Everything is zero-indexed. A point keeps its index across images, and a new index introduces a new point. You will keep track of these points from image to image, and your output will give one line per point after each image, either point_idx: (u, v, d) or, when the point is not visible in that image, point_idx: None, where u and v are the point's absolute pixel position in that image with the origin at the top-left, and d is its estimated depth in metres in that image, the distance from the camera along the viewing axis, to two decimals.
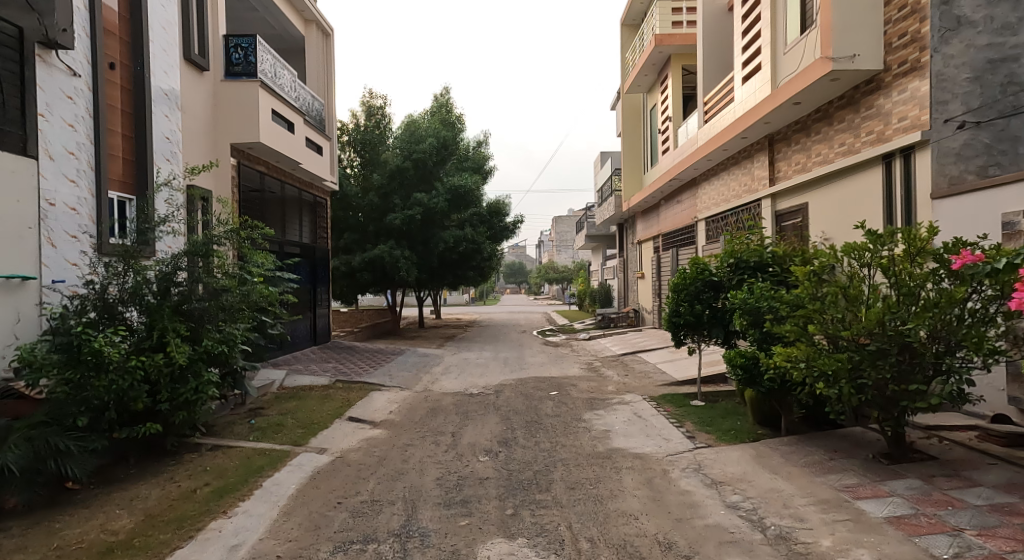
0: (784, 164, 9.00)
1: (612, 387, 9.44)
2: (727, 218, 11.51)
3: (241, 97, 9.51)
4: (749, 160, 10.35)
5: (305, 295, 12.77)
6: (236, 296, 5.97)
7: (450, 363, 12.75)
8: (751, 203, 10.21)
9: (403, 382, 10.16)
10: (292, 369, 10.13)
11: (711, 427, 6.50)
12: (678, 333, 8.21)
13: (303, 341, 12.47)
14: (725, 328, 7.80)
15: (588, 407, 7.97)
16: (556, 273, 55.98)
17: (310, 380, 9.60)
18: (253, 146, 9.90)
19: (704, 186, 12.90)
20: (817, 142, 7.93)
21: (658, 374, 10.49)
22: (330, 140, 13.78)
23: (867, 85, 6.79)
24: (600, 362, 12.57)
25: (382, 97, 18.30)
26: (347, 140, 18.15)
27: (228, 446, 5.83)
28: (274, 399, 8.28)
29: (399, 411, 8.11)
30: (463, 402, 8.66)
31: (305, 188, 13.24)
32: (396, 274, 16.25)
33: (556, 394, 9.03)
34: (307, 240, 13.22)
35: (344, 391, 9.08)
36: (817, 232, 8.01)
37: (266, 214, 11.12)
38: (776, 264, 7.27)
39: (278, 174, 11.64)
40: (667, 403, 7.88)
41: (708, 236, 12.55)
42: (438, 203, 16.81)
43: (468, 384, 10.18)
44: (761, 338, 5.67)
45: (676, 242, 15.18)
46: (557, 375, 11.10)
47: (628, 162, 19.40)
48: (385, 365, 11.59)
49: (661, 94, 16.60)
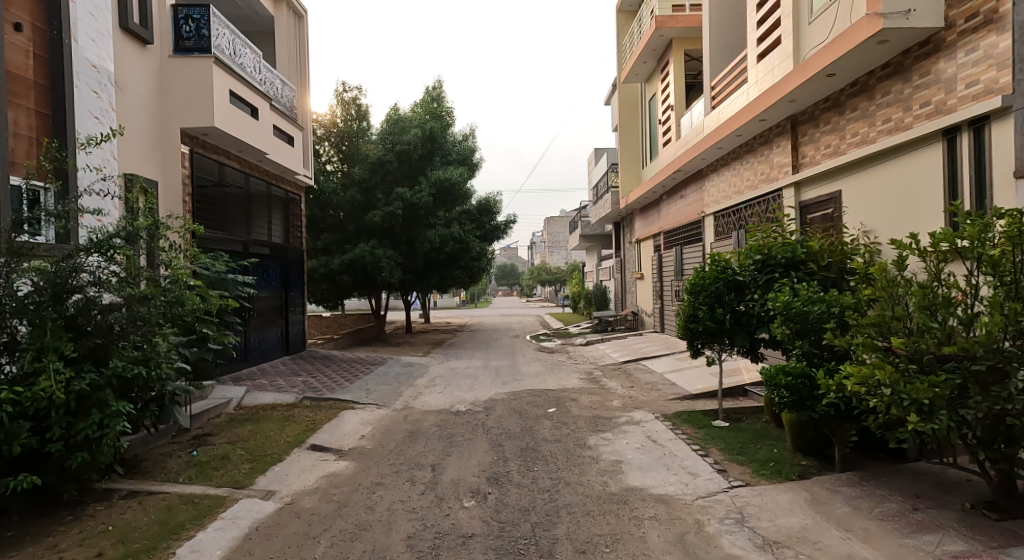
0: (811, 148, 7.97)
1: (618, 403, 8.31)
2: (739, 212, 10.48)
3: (193, 76, 8.32)
4: (766, 147, 9.31)
5: (274, 301, 11.63)
6: (160, 306, 4.80)
7: (436, 374, 11.59)
8: (770, 194, 9.15)
9: (381, 398, 9.00)
10: (254, 385, 8.91)
11: (744, 457, 5.39)
12: (695, 341, 7.13)
13: (272, 351, 11.32)
14: (752, 334, 6.74)
15: (593, 429, 6.83)
16: (549, 274, 54.80)
17: (273, 397, 8.40)
18: (208, 132, 8.72)
19: (712, 178, 11.85)
20: (854, 120, 6.92)
21: (667, 386, 9.39)
22: (303, 129, 12.60)
23: (922, 47, 5.73)
24: (600, 371, 11.45)
25: (358, 88, 17.01)
26: (324, 135, 16.93)
27: (148, 494, 4.65)
28: (225, 423, 7.08)
29: (372, 436, 6.93)
30: (448, 423, 7.54)
31: (275, 182, 12.04)
32: (379, 275, 15.08)
33: (554, 412, 7.90)
34: (278, 240, 12.03)
35: (312, 411, 7.88)
36: (854, 223, 6.98)
37: (228, 211, 9.94)
38: (811, 262, 6.25)
39: (241, 165, 10.44)
40: (686, 423, 6.78)
41: (717, 232, 11.52)
42: (422, 200, 15.65)
43: (455, 399, 9.04)
44: (813, 352, 4.60)
45: (679, 240, 14.14)
46: (554, 387, 9.98)
47: (625, 157, 18.35)
48: (362, 378, 10.42)
49: (661, 83, 15.61)
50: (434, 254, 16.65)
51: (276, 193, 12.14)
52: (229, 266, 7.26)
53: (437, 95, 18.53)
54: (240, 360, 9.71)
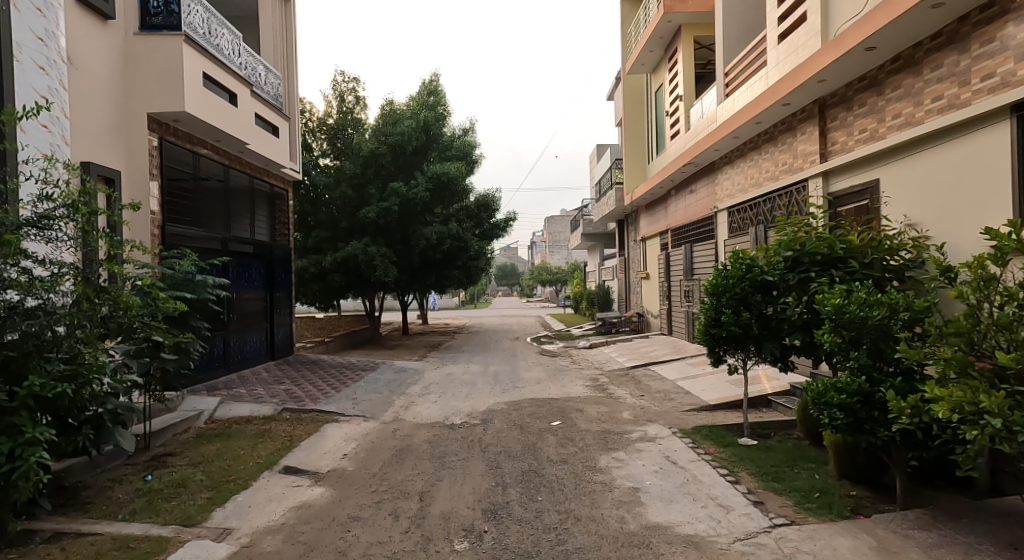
0: (842, 133, 7.22)
1: (629, 414, 7.56)
2: (756, 206, 9.72)
3: (161, 55, 7.57)
4: (788, 135, 8.56)
5: (257, 303, 10.90)
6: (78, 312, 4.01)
7: (431, 380, 10.82)
8: (794, 185, 8.40)
9: (369, 409, 8.25)
10: (230, 395, 8.15)
11: (783, 485, 4.63)
12: (716, 347, 6.38)
13: (254, 357, 10.60)
14: (782, 340, 6.00)
15: (603, 447, 6.07)
16: (550, 274, 53.99)
17: (250, 409, 7.66)
18: (179, 118, 7.95)
19: (726, 170, 11.09)
20: (896, 99, 6.17)
21: (680, 394, 8.64)
22: (289, 119, 11.82)
23: (984, 11, 4.99)
24: (607, 377, 10.67)
25: (356, 80, 16.37)
26: (316, 128, 16.11)
27: (77, 535, 3.89)
28: (191, 440, 6.34)
29: (355, 455, 6.18)
30: (441, 438, 6.79)
31: (259, 175, 11.28)
32: (372, 274, 14.33)
33: (559, 426, 7.13)
34: (262, 238, 11.29)
35: (291, 426, 7.13)
36: (895, 215, 6.22)
37: (205, 206, 9.23)
38: (852, 260, 5.55)
39: (220, 156, 9.69)
40: (710, 441, 6.01)
41: (731, 228, 10.78)
42: (417, 195, 14.91)
43: (450, 410, 8.28)
44: (872, 364, 3.84)
45: (688, 237, 13.40)
46: (557, 395, 9.21)
47: (629, 151, 17.61)
48: (350, 385, 9.66)
49: (669, 72, 14.85)
50: (431, 252, 15.93)
51: (260, 188, 11.38)
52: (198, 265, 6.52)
53: (434, 88, 17.72)
54: (217, 366, 9.06)
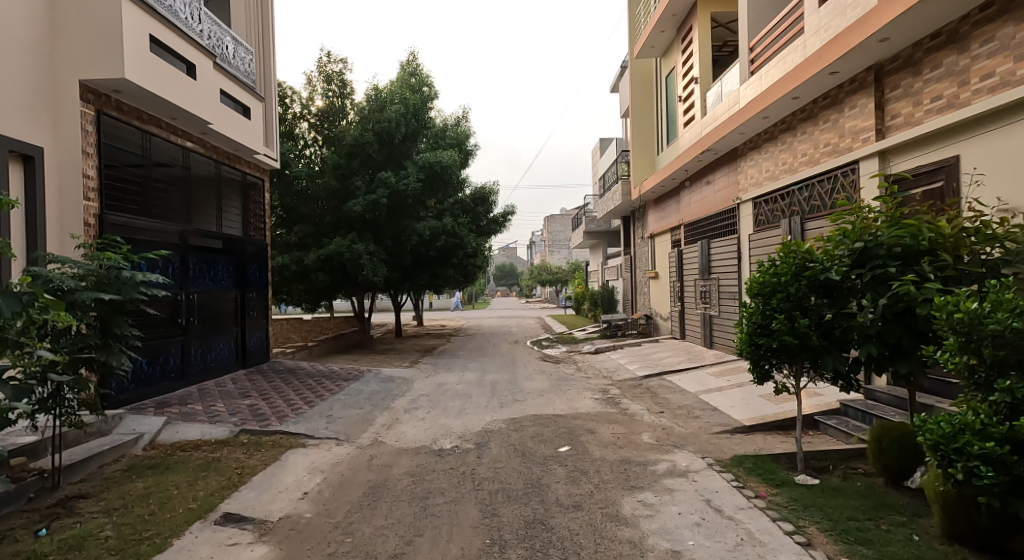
0: (907, 103, 6.03)
1: (651, 439, 6.38)
2: (789, 195, 8.54)
3: (97, 12, 6.40)
4: (831, 110, 7.38)
5: (224, 304, 9.74)
6: None
7: (420, 392, 9.63)
8: (839, 168, 7.21)
9: (344, 429, 7.07)
10: (181, 413, 6.96)
11: (875, 552, 3.45)
12: (762, 361, 5.18)
13: (220, 366, 9.43)
14: (845, 352, 4.83)
15: (625, 486, 4.90)
16: (550, 274, 52.82)
17: (201, 430, 6.47)
18: (121, 89, 6.78)
19: (751, 156, 9.91)
20: (988, 55, 4.97)
21: (706, 411, 7.47)
22: (263, 100, 10.63)
23: None
24: (618, 389, 9.51)
25: (344, 61, 15.04)
26: (301, 113, 14.71)
27: None
28: (119, 475, 5.17)
29: (318, 494, 5.00)
30: (426, 469, 5.63)
31: (228, 162, 10.08)
32: (359, 273, 13.16)
33: (568, 454, 5.97)
34: (231, 231, 10.09)
35: (245, 453, 5.94)
36: (985, 197, 5.04)
37: (160, 195, 8.08)
38: (940, 253, 4.42)
39: (177, 136, 8.49)
40: (759, 479, 4.83)
41: (758, 221, 9.60)
42: (408, 186, 13.73)
43: (440, 430, 7.11)
44: None
45: (705, 232, 12.24)
46: (563, 411, 8.04)
47: (638, 144, 16.48)
48: (326, 400, 8.46)
49: (682, 53, 13.68)
50: (423, 249, 14.79)
51: (229, 175, 10.19)
52: (133, 260, 5.36)
53: (414, 69, 16.77)
54: (168, 379, 7.89)
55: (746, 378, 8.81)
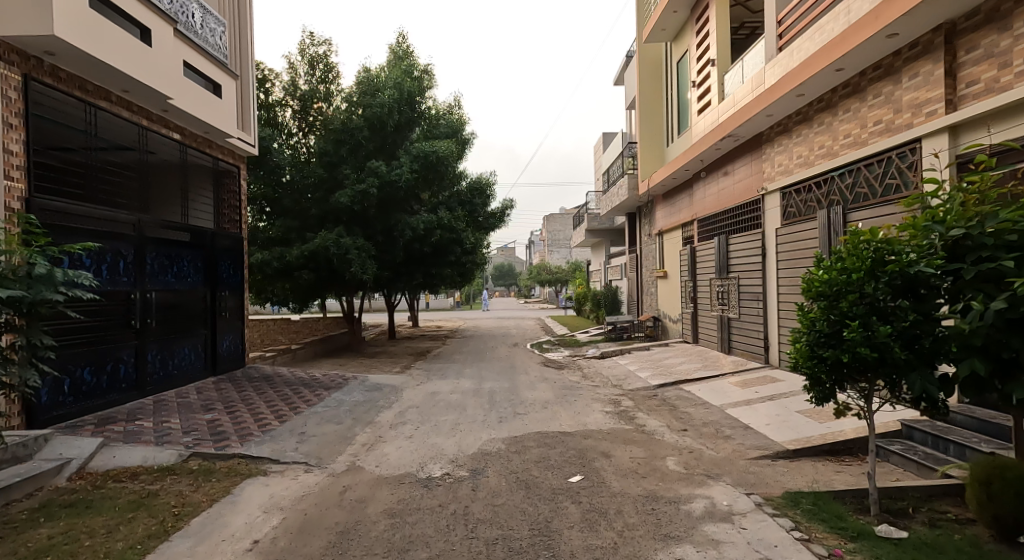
0: (990, 66, 5.02)
1: (679, 467, 5.37)
2: (829, 181, 7.53)
3: None
4: (884, 83, 6.37)
5: (191, 304, 8.70)
6: None
7: (410, 403, 8.60)
8: (894, 149, 6.21)
9: (318, 450, 6.05)
10: (124, 432, 5.90)
11: None
12: (825, 379, 4.18)
13: (185, 374, 8.40)
14: (934, 368, 3.84)
15: (658, 536, 3.89)
16: (550, 274, 51.75)
17: (144, 453, 5.43)
18: (54, 50, 5.79)
19: (779, 142, 8.92)
20: None
21: (738, 430, 6.47)
22: (236, 78, 9.62)
23: None
24: (631, 400, 8.51)
25: (328, 42, 14.02)
26: (282, 99, 13.65)
27: None
28: (24, 517, 4.13)
29: (272, 542, 3.98)
30: (410, 506, 4.62)
31: (197, 145, 9.06)
32: (346, 270, 12.14)
33: (582, 485, 4.96)
34: (199, 222, 9.05)
35: (191, 484, 4.90)
36: None
37: (111, 179, 7.07)
38: None
39: (132, 112, 7.47)
40: (826, 528, 3.82)
41: (789, 214, 8.61)
42: (401, 177, 12.73)
43: (430, 452, 6.10)
44: None
45: (723, 227, 11.25)
46: (572, 428, 7.01)
47: (646, 135, 15.51)
48: (301, 413, 7.44)
49: (696, 35, 12.70)
50: (417, 245, 13.82)
51: (198, 161, 9.17)
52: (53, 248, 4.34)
53: (405, 53, 15.84)
54: (116, 390, 6.87)
55: (777, 390, 7.80)
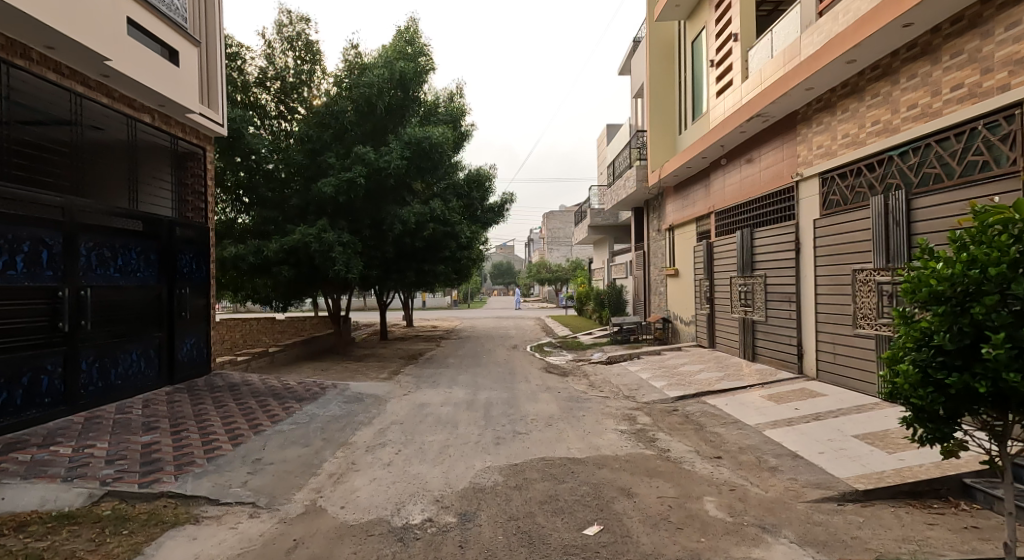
0: None
1: (725, 515, 4.21)
2: (886, 162, 6.41)
3: None
4: (968, 39, 5.24)
5: (141, 302, 7.55)
6: None
7: (393, 419, 7.45)
8: (984, 117, 5.09)
9: (273, 484, 4.91)
10: (29, 463, 4.73)
11: None
12: (940, 413, 3.06)
13: (131, 385, 7.24)
14: None
15: None
16: (550, 273, 50.61)
17: (45, 492, 4.28)
18: None
19: (818, 120, 7.78)
20: None
21: (787, 460, 5.32)
22: (198, 46, 8.45)
23: None
24: (648, 416, 7.37)
25: (307, 20, 12.82)
26: (260, 80, 12.46)
27: None
28: None
29: None
30: None
31: (150, 121, 7.89)
32: (328, 267, 10.97)
33: (604, 542, 3.81)
34: (151, 208, 7.89)
35: (92, 540, 3.74)
36: None
37: (34, 154, 5.91)
38: None
39: (64, 76, 6.31)
40: None
41: (831, 202, 7.49)
42: (390, 164, 11.53)
43: (408, 487, 4.95)
44: None
45: (746, 218, 10.10)
46: (582, 453, 5.85)
47: (657, 122, 14.35)
48: (261, 433, 6.29)
49: (715, 10, 11.55)
50: (408, 240, 12.66)
51: (151, 139, 8.00)
52: None
53: (411, 37, 14.69)
54: (36, 408, 5.71)
55: (820, 408, 6.66)
